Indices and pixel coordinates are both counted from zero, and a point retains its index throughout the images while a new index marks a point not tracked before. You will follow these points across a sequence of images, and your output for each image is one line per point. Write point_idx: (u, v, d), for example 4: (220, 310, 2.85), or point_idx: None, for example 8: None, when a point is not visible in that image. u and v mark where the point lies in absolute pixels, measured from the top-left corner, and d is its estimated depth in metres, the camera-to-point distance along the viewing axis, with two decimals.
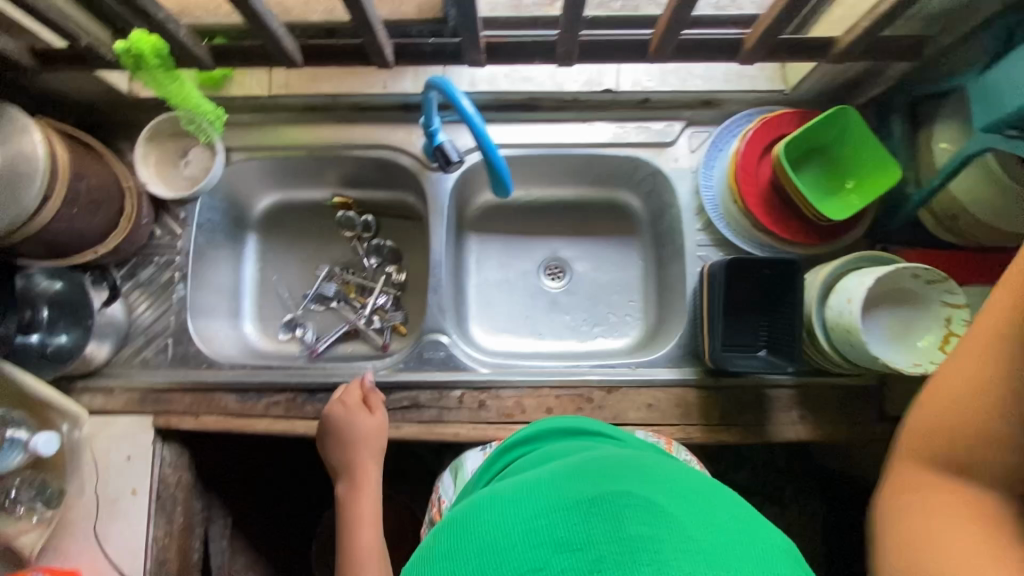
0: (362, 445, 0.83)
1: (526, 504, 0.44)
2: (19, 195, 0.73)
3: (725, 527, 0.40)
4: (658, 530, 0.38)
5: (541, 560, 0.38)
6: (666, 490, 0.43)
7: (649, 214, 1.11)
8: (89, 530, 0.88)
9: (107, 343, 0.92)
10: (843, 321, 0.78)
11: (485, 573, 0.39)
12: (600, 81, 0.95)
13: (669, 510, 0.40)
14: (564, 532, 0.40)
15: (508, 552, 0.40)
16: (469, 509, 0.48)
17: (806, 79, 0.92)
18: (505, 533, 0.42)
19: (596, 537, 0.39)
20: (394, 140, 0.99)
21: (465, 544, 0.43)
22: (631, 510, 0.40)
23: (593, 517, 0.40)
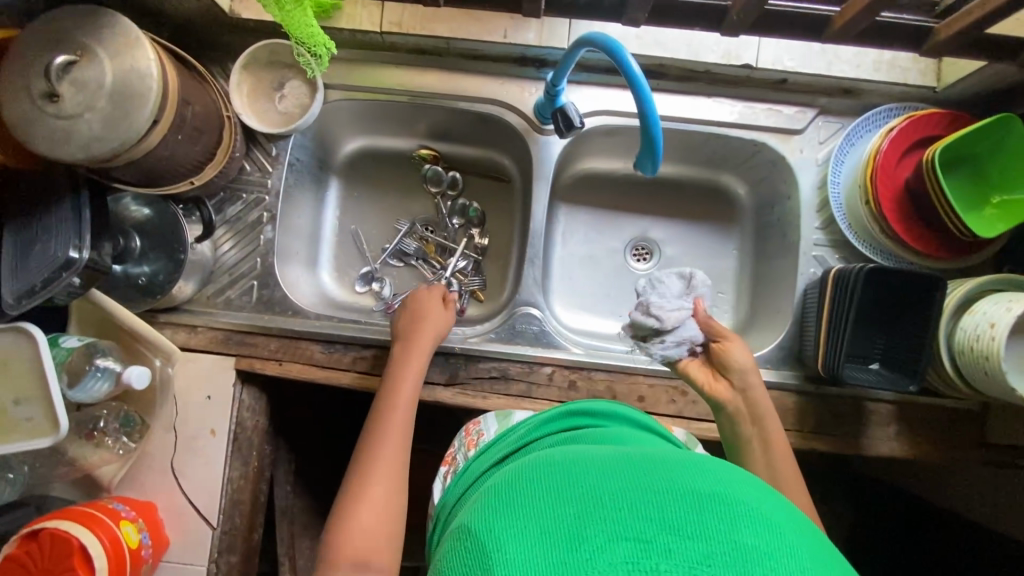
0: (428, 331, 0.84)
1: (627, 474, 0.46)
2: (129, 116, 0.68)
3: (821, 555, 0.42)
4: (772, 544, 0.40)
5: (648, 534, 0.40)
6: (772, 504, 0.44)
7: (754, 204, 1.05)
8: (166, 466, 0.87)
9: (193, 279, 0.88)
10: (980, 346, 0.72)
11: (588, 519, 0.42)
12: (740, 55, 0.88)
13: (783, 525, 0.42)
14: (677, 517, 0.41)
15: (610, 510, 0.42)
16: (566, 456, 0.50)
17: (963, 79, 0.85)
18: (608, 493, 0.43)
19: (709, 532, 0.40)
20: (505, 96, 0.92)
21: (565, 495, 0.44)
22: (745, 517, 0.41)
23: (708, 513, 0.41)
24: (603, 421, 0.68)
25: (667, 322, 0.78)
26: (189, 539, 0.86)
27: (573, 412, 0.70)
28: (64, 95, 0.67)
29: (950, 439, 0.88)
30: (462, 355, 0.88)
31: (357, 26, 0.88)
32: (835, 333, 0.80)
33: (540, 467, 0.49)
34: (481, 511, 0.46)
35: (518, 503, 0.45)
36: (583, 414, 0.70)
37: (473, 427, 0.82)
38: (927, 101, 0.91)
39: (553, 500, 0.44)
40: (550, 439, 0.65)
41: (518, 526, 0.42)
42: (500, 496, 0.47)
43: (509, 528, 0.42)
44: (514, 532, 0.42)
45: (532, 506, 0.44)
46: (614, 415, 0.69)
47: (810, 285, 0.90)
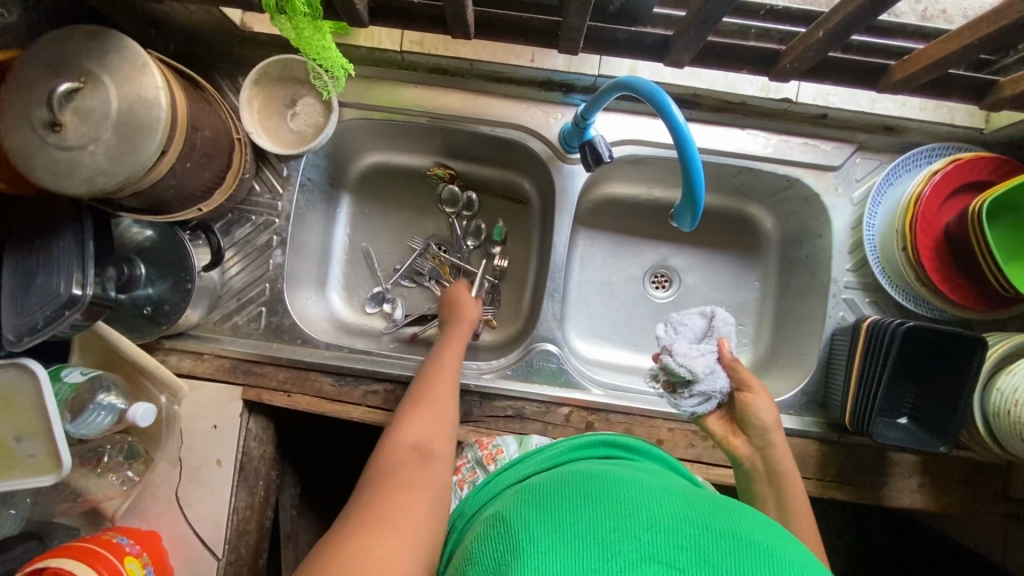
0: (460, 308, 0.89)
1: (671, 507, 0.47)
2: (136, 148, 0.64)
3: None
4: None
5: (679, 563, 0.41)
6: (806, 559, 0.44)
7: (780, 237, 1.01)
8: (171, 495, 0.85)
9: (201, 305, 0.85)
10: (1019, 411, 0.70)
11: (626, 535, 0.43)
12: (778, 87, 0.83)
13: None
14: (710, 555, 0.42)
15: (649, 535, 0.43)
16: (609, 480, 0.51)
17: (1014, 123, 0.80)
18: (644, 519, 0.45)
19: (740, 573, 0.41)
20: (528, 121, 0.88)
21: (608, 508, 0.46)
22: (777, 565, 0.42)
23: (739, 555, 0.42)
24: (637, 456, 0.68)
25: (698, 371, 0.73)
26: (193, 569, 0.85)
27: (607, 441, 0.68)
28: (66, 125, 0.62)
29: (976, 493, 0.85)
30: (477, 391, 0.86)
31: (375, 45, 0.83)
32: (866, 388, 0.77)
33: (583, 484, 0.51)
34: (518, 510, 0.49)
35: (557, 509, 0.47)
36: (619, 446, 0.69)
37: (487, 441, 0.82)
38: (971, 141, 0.86)
39: (591, 511, 0.46)
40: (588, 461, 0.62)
41: (556, 525, 0.44)
42: (540, 500, 0.49)
43: (547, 527, 0.44)
44: (551, 530, 0.44)
45: (571, 512, 0.46)
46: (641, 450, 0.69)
47: (838, 329, 0.87)
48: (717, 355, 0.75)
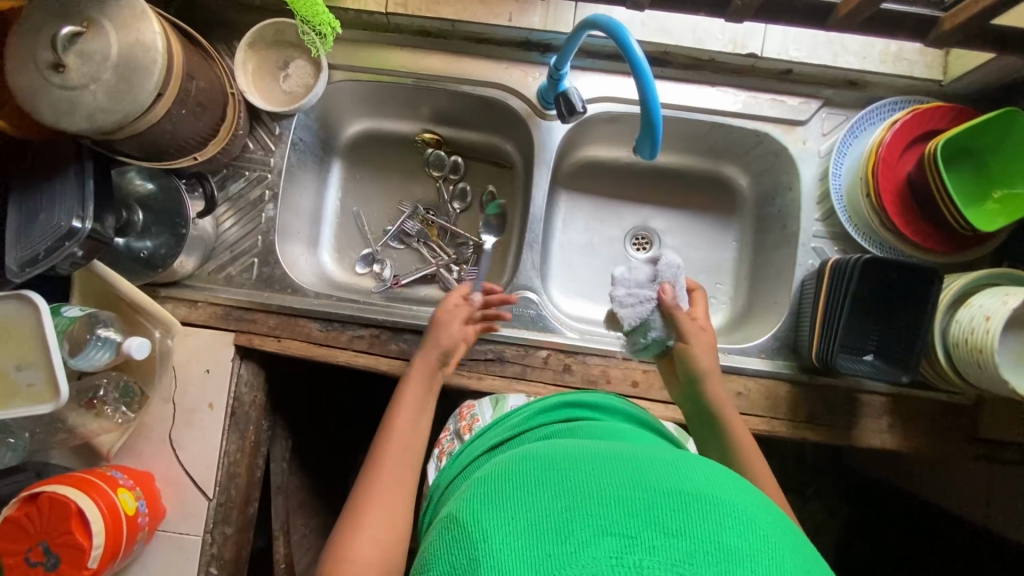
0: (432, 339, 0.81)
1: (620, 472, 0.45)
2: (134, 88, 0.69)
3: (800, 556, 0.41)
4: (754, 549, 0.39)
5: (633, 529, 0.40)
6: (754, 502, 0.44)
7: (755, 195, 1.04)
8: (165, 436, 0.88)
9: (195, 254, 0.89)
10: (975, 338, 0.73)
11: (576, 513, 0.41)
12: (745, 42, 0.87)
13: (768, 525, 0.42)
14: (663, 516, 0.41)
15: (600, 506, 0.41)
16: (557, 453, 0.49)
17: (971, 73, 0.83)
18: (596, 489, 0.43)
19: (690, 531, 0.40)
20: (508, 80, 0.93)
21: (557, 487, 0.44)
22: (727, 517, 0.41)
23: (689, 511, 0.41)
24: (602, 415, 0.70)
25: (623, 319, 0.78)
26: (184, 508, 0.88)
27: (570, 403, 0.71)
28: (70, 67, 0.68)
29: (942, 433, 0.88)
30: None
31: (362, 7, 0.89)
32: (829, 323, 0.81)
33: (530, 462, 0.48)
34: (474, 500, 0.46)
35: (509, 495, 0.44)
36: (582, 406, 0.72)
37: (467, 410, 0.84)
38: (933, 94, 0.90)
39: (544, 492, 0.44)
40: (545, 429, 0.65)
41: (509, 516, 0.42)
42: (494, 485, 0.47)
43: (500, 517, 0.42)
44: (505, 522, 0.42)
45: (523, 498, 0.44)
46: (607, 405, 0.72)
47: (808, 276, 0.90)
48: (656, 300, 0.78)
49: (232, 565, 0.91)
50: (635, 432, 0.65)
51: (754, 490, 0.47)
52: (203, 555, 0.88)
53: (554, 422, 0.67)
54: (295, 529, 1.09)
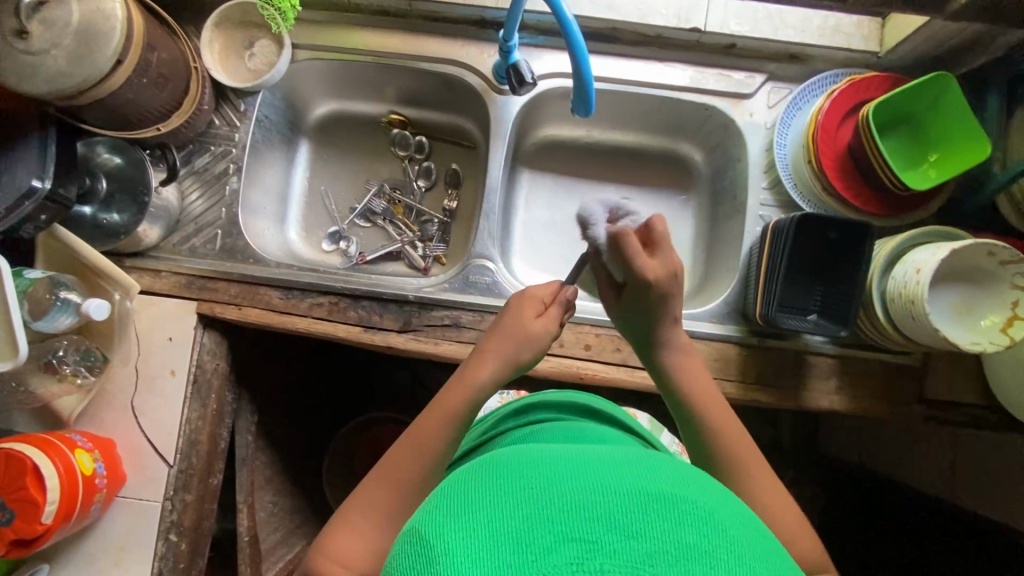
0: (516, 346, 0.71)
1: (586, 471, 0.40)
2: (94, 54, 0.72)
3: (767, 555, 0.38)
4: (718, 547, 0.36)
5: (593, 535, 0.35)
6: (716, 499, 0.40)
7: (710, 170, 1.07)
8: (127, 403, 0.90)
9: (159, 225, 0.91)
10: (907, 291, 0.74)
11: (536, 522, 0.36)
12: (688, 18, 0.91)
13: (732, 523, 0.38)
14: (622, 517, 0.36)
15: (561, 510, 0.37)
16: (519, 458, 0.44)
17: (904, 43, 0.87)
18: (553, 490, 0.38)
19: (649, 531, 0.36)
20: (464, 57, 0.97)
21: (520, 492, 0.39)
22: (691, 516, 0.37)
23: (650, 511, 0.37)
24: (566, 413, 0.73)
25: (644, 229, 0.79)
26: (145, 475, 0.89)
27: (538, 406, 0.75)
28: (34, 33, 0.71)
29: (891, 395, 0.89)
30: (416, 303, 0.92)
31: None
32: (770, 284, 0.83)
33: (490, 468, 0.44)
34: (427, 508, 0.41)
35: (465, 501, 0.39)
36: (547, 407, 0.75)
37: None
38: (872, 66, 0.94)
39: (502, 496, 0.39)
40: (513, 434, 0.68)
41: (465, 525, 0.37)
42: (449, 492, 0.41)
43: (454, 524, 0.37)
44: (460, 530, 0.36)
45: (479, 505, 0.38)
46: (568, 403, 0.75)
47: (755, 242, 0.93)
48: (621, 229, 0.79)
49: (192, 534, 0.91)
50: (602, 430, 0.67)
51: (718, 486, 0.43)
52: (162, 521, 0.88)
53: (519, 426, 0.71)
54: (262, 507, 1.09)
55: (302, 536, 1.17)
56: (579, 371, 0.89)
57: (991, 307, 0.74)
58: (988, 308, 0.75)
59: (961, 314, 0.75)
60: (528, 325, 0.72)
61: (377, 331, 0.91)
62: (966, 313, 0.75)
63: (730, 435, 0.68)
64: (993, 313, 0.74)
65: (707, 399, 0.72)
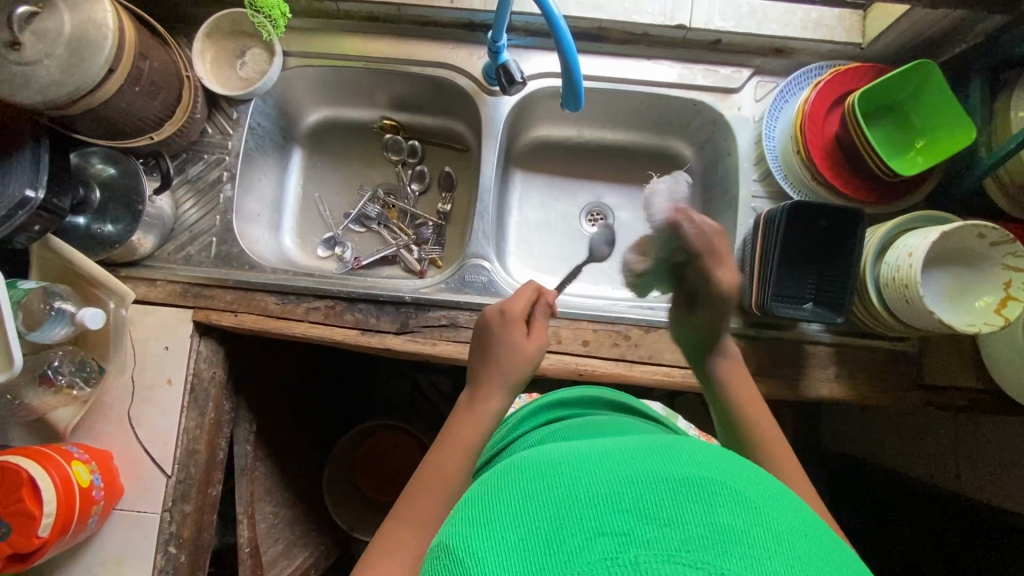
0: (516, 366, 0.71)
1: (611, 463, 0.41)
2: (85, 62, 0.73)
3: (805, 530, 0.37)
4: (753, 526, 0.36)
5: (624, 527, 0.35)
6: (746, 478, 0.40)
7: (700, 166, 1.08)
8: (123, 413, 0.89)
9: (153, 234, 0.91)
10: (900, 275, 0.75)
11: (566, 520, 0.37)
12: (674, 15, 0.93)
13: (764, 501, 0.38)
14: (651, 506, 0.36)
15: (590, 506, 0.37)
16: (541, 458, 0.45)
17: (886, 34, 0.89)
18: (581, 488, 0.39)
19: (684, 515, 0.36)
20: (453, 60, 0.98)
21: (546, 492, 0.39)
22: (724, 499, 0.37)
23: (682, 497, 0.37)
24: (582, 409, 0.72)
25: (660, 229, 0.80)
26: (143, 487, 0.88)
27: (557, 402, 0.74)
28: (25, 44, 0.72)
29: (890, 382, 0.89)
30: (413, 304, 0.92)
31: None
32: (765, 274, 0.83)
33: (514, 471, 0.44)
34: (457, 522, 0.41)
35: (491, 511, 0.40)
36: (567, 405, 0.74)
37: None
38: (856, 57, 0.95)
39: (530, 501, 0.39)
40: (530, 436, 0.67)
41: (494, 534, 0.37)
42: (477, 502, 0.42)
43: (485, 536, 0.37)
44: (492, 541, 0.37)
45: (509, 512, 0.39)
46: (582, 400, 0.74)
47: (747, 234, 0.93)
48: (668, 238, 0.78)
49: (192, 546, 0.90)
50: (623, 422, 0.66)
51: (748, 464, 0.43)
52: (161, 533, 0.87)
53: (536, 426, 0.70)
54: (262, 517, 1.08)
55: (303, 547, 1.16)
56: (578, 367, 0.89)
57: (984, 288, 0.75)
58: (980, 290, 0.75)
59: (955, 297, 0.76)
60: (516, 341, 0.73)
61: (375, 333, 0.91)
62: (959, 294, 0.76)
63: (774, 436, 0.70)
64: (986, 294, 0.74)
65: (753, 400, 0.73)
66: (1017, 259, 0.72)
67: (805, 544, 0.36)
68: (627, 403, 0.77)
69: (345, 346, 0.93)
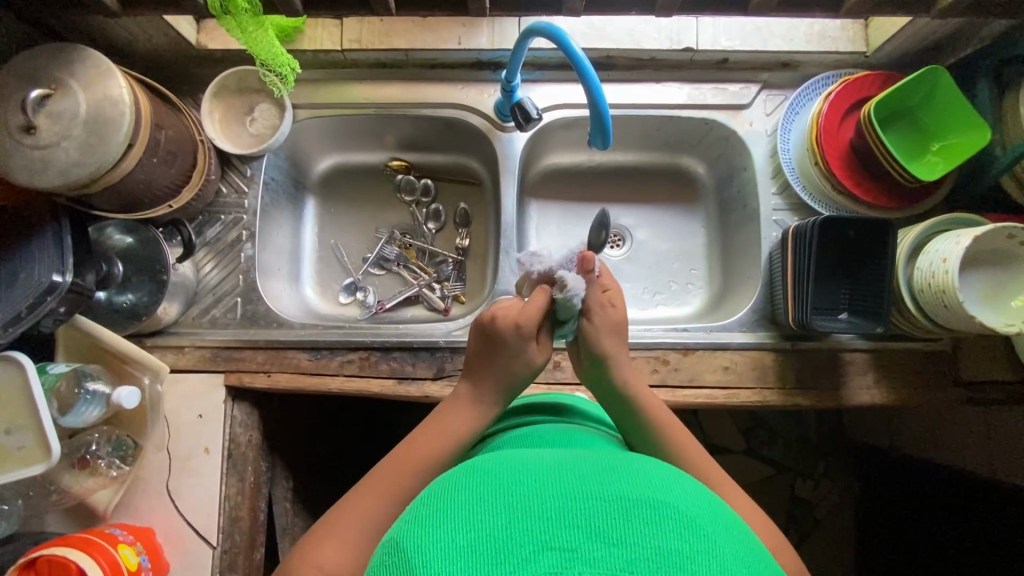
0: (508, 375, 0.66)
1: (561, 478, 0.41)
2: (105, 141, 0.72)
3: (744, 555, 0.39)
4: (700, 549, 0.37)
5: (571, 543, 0.36)
6: (699, 500, 0.41)
7: (714, 181, 1.09)
8: (162, 487, 0.87)
9: (177, 301, 0.90)
10: (937, 281, 0.75)
11: (514, 531, 0.37)
12: (681, 39, 0.94)
13: (710, 524, 0.39)
14: (602, 523, 0.37)
15: (540, 520, 0.37)
16: (497, 461, 0.45)
17: (890, 41, 0.90)
18: (535, 501, 0.39)
19: (633, 538, 0.36)
20: (465, 100, 0.99)
21: (499, 499, 0.39)
22: (672, 521, 0.38)
23: (633, 517, 0.37)
24: (553, 411, 0.71)
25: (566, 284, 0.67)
26: (187, 562, 0.85)
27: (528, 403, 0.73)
28: (40, 127, 0.71)
29: (927, 382, 0.90)
30: (448, 348, 0.91)
31: (319, 46, 0.94)
32: (800, 288, 0.84)
33: (470, 472, 0.44)
34: (411, 518, 0.41)
35: (448, 511, 0.39)
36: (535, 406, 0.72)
37: None
38: (861, 65, 0.96)
39: (481, 507, 0.39)
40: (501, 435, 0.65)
41: (446, 535, 0.37)
42: (433, 500, 0.42)
43: (436, 533, 0.37)
44: (441, 542, 0.37)
45: (459, 512, 0.39)
46: (590, 417, 0.72)
47: (773, 247, 0.94)
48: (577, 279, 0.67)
49: None
50: (588, 430, 0.65)
51: (697, 485, 0.44)
52: None
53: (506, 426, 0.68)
54: None
55: None
56: None
57: (1018, 287, 0.76)
58: (1015, 289, 0.76)
59: (990, 297, 0.77)
60: (499, 339, 0.66)
61: (412, 381, 0.90)
62: (995, 294, 0.76)
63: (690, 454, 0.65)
64: (1021, 293, 0.76)
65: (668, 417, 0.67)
66: None
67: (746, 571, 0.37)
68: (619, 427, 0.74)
69: (382, 396, 0.92)
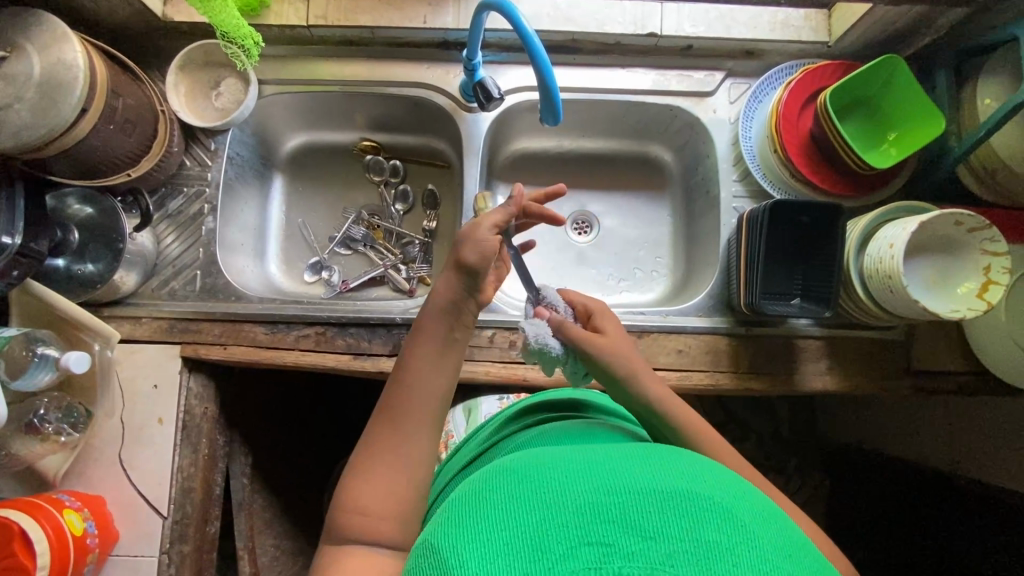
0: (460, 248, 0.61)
1: (593, 474, 0.42)
2: (58, 103, 0.72)
3: (786, 544, 0.39)
4: (739, 541, 0.37)
5: (607, 537, 0.37)
6: (731, 491, 0.42)
7: (681, 170, 1.09)
8: (113, 456, 0.87)
9: (135, 271, 0.90)
10: (884, 266, 0.76)
11: (550, 527, 0.38)
12: (645, 24, 0.94)
13: (742, 512, 0.40)
14: (637, 516, 0.38)
15: (575, 516, 0.38)
16: (528, 461, 0.46)
17: (852, 29, 0.90)
18: (566, 497, 0.40)
19: (670, 530, 0.37)
20: (430, 79, 1.00)
21: (531, 498, 0.40)
22: (709, 513, 0.38)
23: (668, 509, 0.38)
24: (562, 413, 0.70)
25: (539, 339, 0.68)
26: (139, 531, 0.85)
27: (541, 404, 0.72)
28: None
29: (882, 370, 0.90)
30: (405, 325, 0.91)
31: (284, 21, 0.95)
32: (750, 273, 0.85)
33: (501, 473, 0.45)
34: (445, 523, 0.42)
35: (482, 513, 0.40)
36: (542, 407, 0.72)
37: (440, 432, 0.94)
38: (824, 55, 0.97)
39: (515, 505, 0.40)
40: (515, 440, 0.63)
41: (482, 539, 0.38)
42: (467, 501, 0.43)
43: (471, 536, 0.38)
44: (476, 544, 0.38)
45: (494, 514, 0.40)
46: (589, 410, 0.71)
47: (732, 233, 0.95)
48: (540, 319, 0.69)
49: None
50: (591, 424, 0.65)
51: (730, 478, 0.45)
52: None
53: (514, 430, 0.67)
54: (264, 550, 1.05)
55: None
56: None
57: (965, 274, 0.76)
58: (961, 277, 0.77)
59: (938, 285, 0.77)
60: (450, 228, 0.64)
61: (368, 357, 0.90)
62: (940, 282, 0.77)
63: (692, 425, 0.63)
64: (966, 280, 0.76)
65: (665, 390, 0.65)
66: (996, 245, 0.74)
67: (790, 562, 0.37)
68: (583, 401, 0.73)
69: (338, 371, 0.93)
